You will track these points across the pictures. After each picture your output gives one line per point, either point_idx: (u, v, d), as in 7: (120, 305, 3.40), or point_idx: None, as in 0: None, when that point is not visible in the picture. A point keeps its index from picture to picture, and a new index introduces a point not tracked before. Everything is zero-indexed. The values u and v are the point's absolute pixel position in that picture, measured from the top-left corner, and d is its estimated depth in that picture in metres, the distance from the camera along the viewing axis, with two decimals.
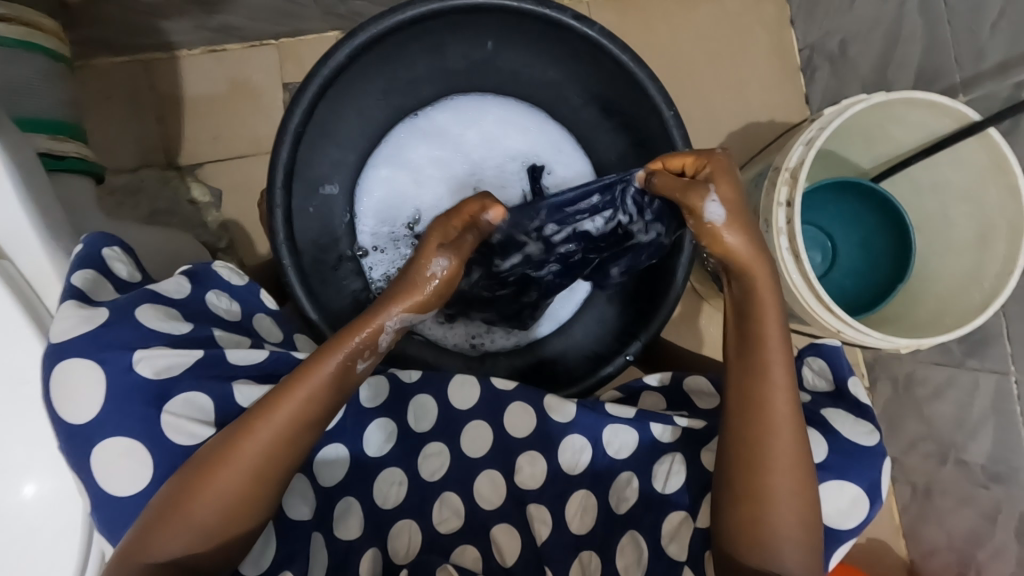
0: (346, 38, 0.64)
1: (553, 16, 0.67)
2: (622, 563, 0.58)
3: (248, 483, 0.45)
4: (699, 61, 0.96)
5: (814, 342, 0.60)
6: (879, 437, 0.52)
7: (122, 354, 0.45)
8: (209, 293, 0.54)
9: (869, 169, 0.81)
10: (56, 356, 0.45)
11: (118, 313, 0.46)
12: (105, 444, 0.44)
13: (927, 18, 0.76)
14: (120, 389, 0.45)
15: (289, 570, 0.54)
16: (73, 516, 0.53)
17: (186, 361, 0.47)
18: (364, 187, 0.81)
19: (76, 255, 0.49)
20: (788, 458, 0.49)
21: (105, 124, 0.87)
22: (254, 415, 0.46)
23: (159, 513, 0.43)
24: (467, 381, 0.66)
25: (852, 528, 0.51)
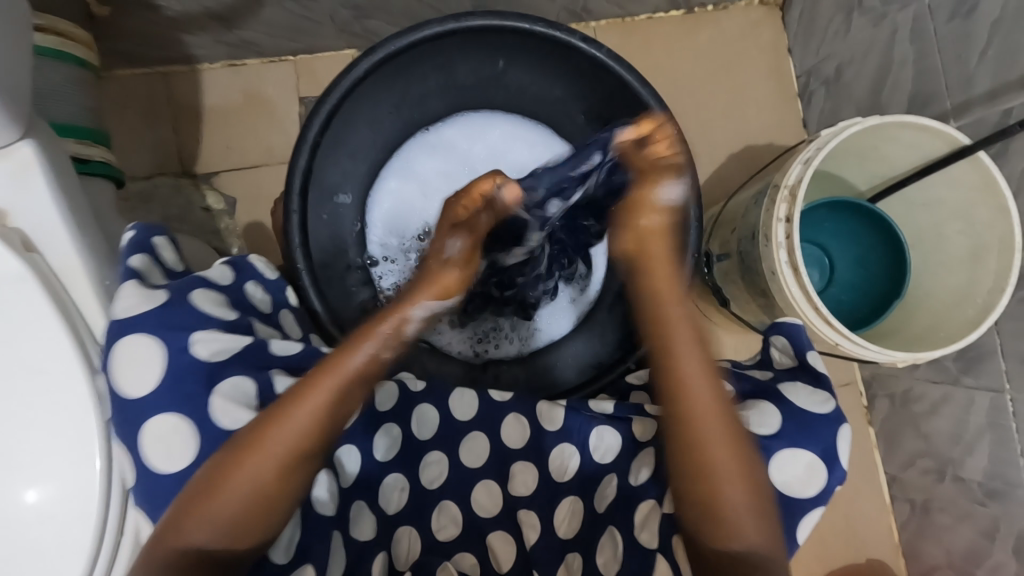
0: (365, 53, 0.67)
1: (562, 38, 0.70)
2: (601, 560, 0.58)
3: (275, 473, 0.49)
4: (700, 84, 1.00)
5: (774, 320, 0.60)
6: (834, 404, 0.54)
7: (180, 335, 0.48)
8: (248, 283, 0.57)
9: (865, 191, 0.84)
10: (115, 334, 0.47)
11: (177, 297, 0.49)
12: (156, 420, 0.46)
13: (919, 46, 0.80)
14: (177, 368, 0.47)
15: (309, 565, 0.52)
16: (80, 525, 0.51)
17: (239, 347, 0.50)
18: (376, 199, 0.83)
19: (127, 241, 0.51)
20: (722, 453, 0.52)
21: (126, 132, 0.90)
22: (278, 409, 0.49)
23: (188, 501, 0.46)
24: (466, 393, 0.66)
25: (813, 497, 0.52)
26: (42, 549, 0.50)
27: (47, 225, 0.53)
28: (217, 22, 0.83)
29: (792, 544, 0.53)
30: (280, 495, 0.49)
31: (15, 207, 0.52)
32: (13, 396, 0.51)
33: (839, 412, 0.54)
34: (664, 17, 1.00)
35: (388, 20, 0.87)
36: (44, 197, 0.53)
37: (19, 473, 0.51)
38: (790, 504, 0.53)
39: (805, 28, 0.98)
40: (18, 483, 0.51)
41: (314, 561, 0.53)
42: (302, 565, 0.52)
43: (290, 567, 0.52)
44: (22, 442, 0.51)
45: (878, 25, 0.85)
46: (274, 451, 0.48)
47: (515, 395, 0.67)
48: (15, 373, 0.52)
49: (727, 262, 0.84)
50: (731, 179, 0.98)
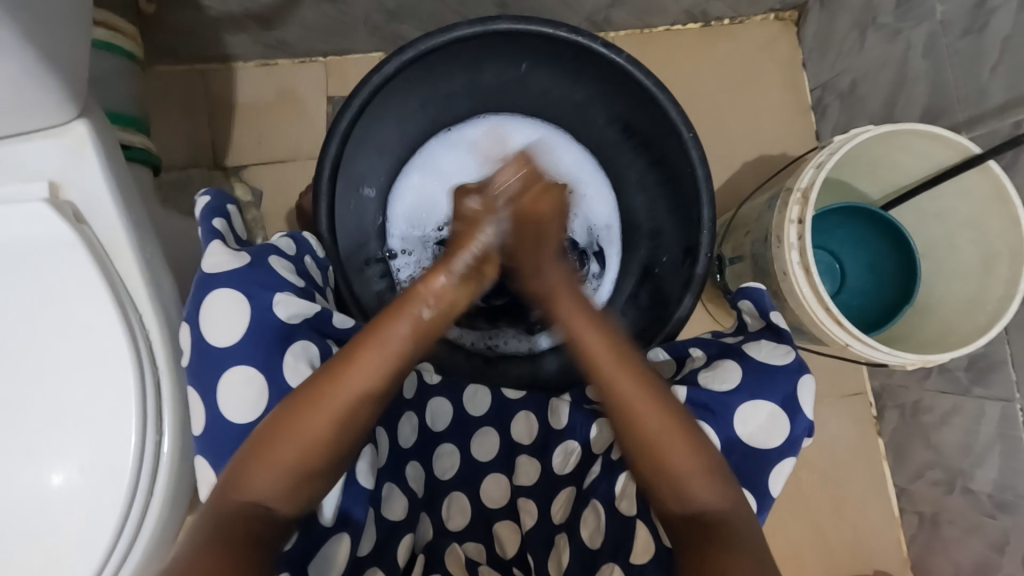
0: (396, 51, 0.70)
1: (584, 43, 0.72)
2: (585, 531, 0.58)
3: (330, 431, 0.49)
4: (716, 94, 1.03)
5: (737, 287, 0.63)
6: (794, 356, 0.58)
7: (264, 294, 0.52)
8: (306, 258, 0.64)
9: (877, 200, 0.86)
10: (205, 285, 0.52)
11: (259, 259, 0.54)
12: (233, 371, 0.50)
13: (932, 61, 0.82)
14: (260, 324, 0.51)
15: (346, 533, 0.53)
16: (111, 491, 0.53)
17: (313, 313, 0.55)
18: (398, 193, 0.86)
19: (204, 205, 0.57)
20: (652, 424, 0.52)
21: (163, 124, 0.94)
22: (334, 365, 0.51)
23: (250, 455, 0.47)
24: (479, 389, 0.69)
25: (778, 446, 0.56)
26: (74, 507, 0.52)
27: (97, 200, 0.57)
28: (255, 22, 0.87)
29: (765, 497, 0.55)
30: (337, 452, 0.50)
31: (68, 178, 0.56)
32: (54, 364, 0.54)
33: (800, 363, 0.58)
34: (682, 30, 1.03)
35: (417, 25, 0.91)
36: (96, 172, 0.57)
37: (60, 431, 0.53)
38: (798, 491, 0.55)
39: (820, 44, 1.00)
40: (58, 449, 0.53)
41: (350, 530, 0.53)
42: (339, 534, 0.53)
43: (328, 531, 0.52)
44: (63, 403, 0.54)
45: (891, 41, 0.87)
46: (333, 407, 0.49)
47: (528, 392, 0.70)
48: (58, 343, 0.54)
49: (741, 264, 0.86)
50: (743, 187, 1.01)
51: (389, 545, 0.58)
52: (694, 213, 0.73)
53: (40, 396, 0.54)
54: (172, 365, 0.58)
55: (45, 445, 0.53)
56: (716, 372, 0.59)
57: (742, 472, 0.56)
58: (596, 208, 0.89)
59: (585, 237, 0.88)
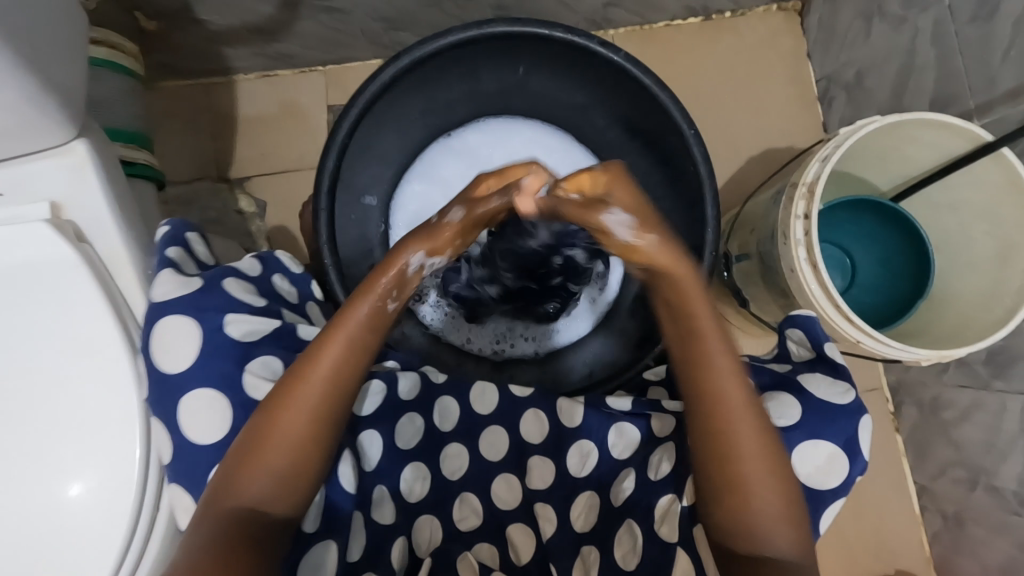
0: (391, 59, 0.70)
1: (581, 43, 0.71)
2: (619, 551, 0.59)
3: (307, 433, 0.49)
4: (719, 89, 1.01)
5: (789, 314, 0.61)
6: (854, 396, 0.54)
7: (216, 315, 0.51)
8: (275, 276, 0.62)
9: (887, 191, 0.84)
10: (157, 314, 0.51)
11: (212, 282, 0.53)
12: (193, 393, 0.50)
13: (940, 48, 0.80)
14: (212, 345, 0.51)
15: (334, 539, 0.54)
16: (121, 507, 0.54)
17: (269, 329, 0.54)
18: (399, 200, 0.86)
19: (162, 234, 0.57)
20: (757, 446, 0.49)
21: (167, 140, 0.95)
22: (299, 367, 0.50)
23: (231, 468, 0.47)
24: (487, 388, 0.67)
25: (835, 487, 0.53)
26: (87, 522, 0.53)
27: (99, 220, 0.57)
28: (253, 35, 0.87)
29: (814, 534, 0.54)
30: (320, 443, 0.49)
31: (70, 199, 0.57)
32: (65, 379, 0.55)
33: (859, 401, 0.54)
34: (682, 25, 1.02)
35: (414, 31, 0.91)
36: (96, 192, 0.57)
37: (72, 447, 0.54)
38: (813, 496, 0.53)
39: (825, 34, 0.98)
40: (70, 467, 0.54)
41: (337, 538, 0.54)
42: (326, 540, 0.54)
43: (314, 537, 0.53)
44: (72, 419, 0.55)
45: (898, 28, 0.85)
46: (306, 409, 0.49)
47: (535, 390, 0.67)
48: (69, 358, 0.55)
49: (747, 263, 0.85)
50: (748, 183, 0.99)
51: (383, 549, 0.59)
52: (698, 211, 0.72)
53: (50, 412, 0.55)
54: None
55: (59, 461, 0.54)
56: (772, 406, 0.55)
57: None
58: None
59: None
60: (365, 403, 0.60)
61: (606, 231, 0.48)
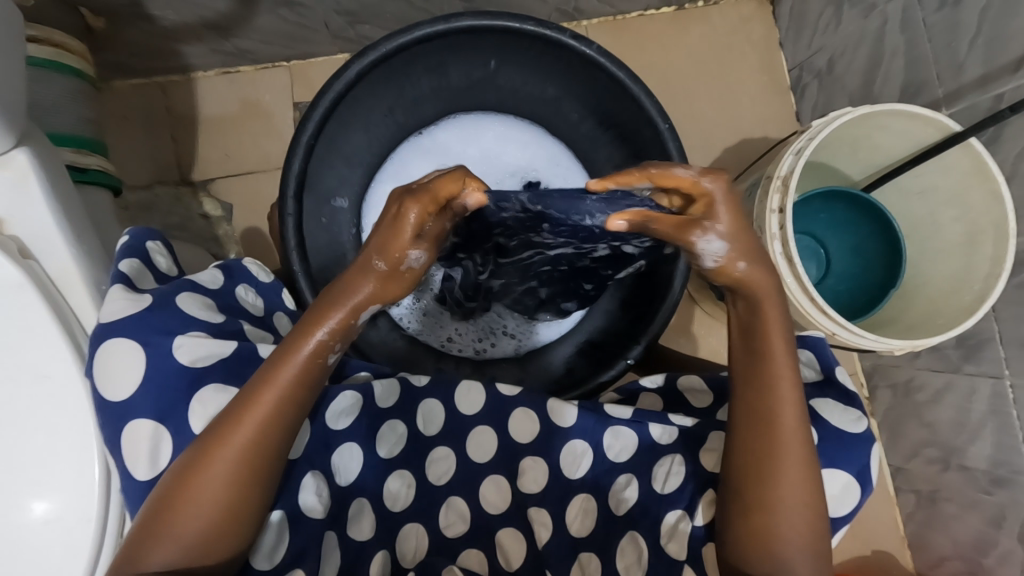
0: (357, 56, 0.67)
1: (552, 36, 0.70)
2: (623, 563, 0.59)
3: (240, 474, 0.47)
4: (692, 80, 1.00)
5: (800, 334, 0.62)
6: (867, 424, 0.55)
7: (164, 339, 0.49)
8: (239, 287, 0.59)
9: (858, 180, 0.84)
10: (103, 336, 0.49)
11: (161, 299, 0.51)
12: (134, 424, 0.48)
13: (908, 36, 0.80)
14: (156, 372, 0.49)
15: (300, 568, 0.54)
16: (84, 533, 0.51)
17: (216, 353, 0.51)
18: (372, 201, 0.84)
19: (122, 245, 0.54)
20: (796, 475, 0.50)
21: (123, 143, 0.91)
22: (240, 400, 0.48)
23: (163, 505, 0.46)
24: (472, 387, 0.66)
25: (844, 514, 0.54)
26: (48, 548, 0.51)
27: (46, 234, 0.54)
28: (209, 30, 0.84)
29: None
30: (257, 487, 0.48)
31: (12, 213, 0.54)
32: (23, 399, 0.52)
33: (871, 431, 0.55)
34: (654, 15, 1.00)
35: (381, 24, 0.88)
36: (40, 205, 0.54)
37: (27, 475, 0.52)
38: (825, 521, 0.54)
39: (795, 22, 0.98)
40: (25, 497, 0.51)
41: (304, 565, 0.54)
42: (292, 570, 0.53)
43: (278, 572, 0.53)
44: (23, 446, 0.52)
45: (867, 16, 0.85)
46: (238, 448, 0.47)
47: (523, 389, 0.66)
48: (22, 378, 0.52)
49: None
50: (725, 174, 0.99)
51: (361, 562, 0.58)
52: None
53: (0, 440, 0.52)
54: None
55: (15, 487, 0.51)
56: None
57: None
58: None
59: None
60: (341, 418, 0.59)
61: (697, 254, 0.49)
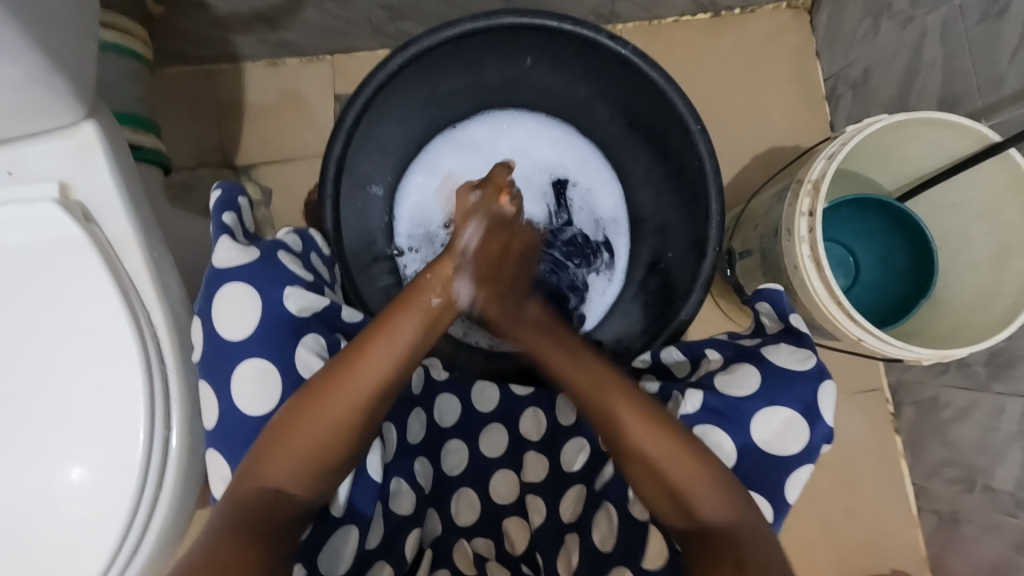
0: (399, 48, 0.70)
1: (588, 36, 0.71)
2: (598, 535, 0.56)
3: (349, 420, 0.50)
4: (725, 86, 1.01)
5: (757, 288, 0.61)
6: (814, 361, 0.56)
7: (276, 288, 0.53)
8: (315, 253, 0.64)
9: (891, 190, 0.84)
10: (216, 279, 0.53)
11: (269, 253, 0.55)
12: (245, 364, 0.51)
13: (948, 47, 0.79)
14: (271, 318, 0.52)
15: (355, 526, 0.54)
16: (124, 484, 0.54)
17: (321, 307, 0.56)
18: (405, 191, 0.87)
19: (217, 198, 0.57)
20: (652, 443, 0.51)
21: (173, 125, 0.96)
22: (350, 355, 0.51)
23: (268, 443, 0.48)
24: (487, 385, 0.69)
25: (797, 453, 0.54)
26: (87, 498, 0.54)
27: (106, 201, 0.58)
28: (260, 21, 0.88)
29: (781, 504, 0.54)
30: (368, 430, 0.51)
31: (77, 178, 0.58)
32: (75, 354, 0.56)
33: (821, 368, 0.56)
34: (689, 21, 1.01)
35: (421, 21, 0.91)
36: (103, 174, 0.58)
37: (74, 426, 0.55)
38: (777, 463, 0.54)
39: (832, 33, 0.98)
40: (73, 446, 0.55)
41: (359, 523, 0.54)
42: (348, 526, 0.54)
43: (337, 521, 0.53)
44: (71, 397, 0.55)
45: (906, 28, 0.85)
46: (358, 392, 0.50)
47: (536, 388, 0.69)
48: (74, 334, 0.56)
49: (749, 259, 0.85)
50: (751, 181, 0.99)
51: (398, 539, 0.59)
52: (701, 207, 0.72)
53: (55, 392, 0.55)
54: (179, 360, 0.59)
55: (63, 437, 0.55)
56: (733, 375, 0.57)
57: (756, 476, 0.54)
58: (602, 201, 0.88)
59: (591, 229, 0.88)
60: None
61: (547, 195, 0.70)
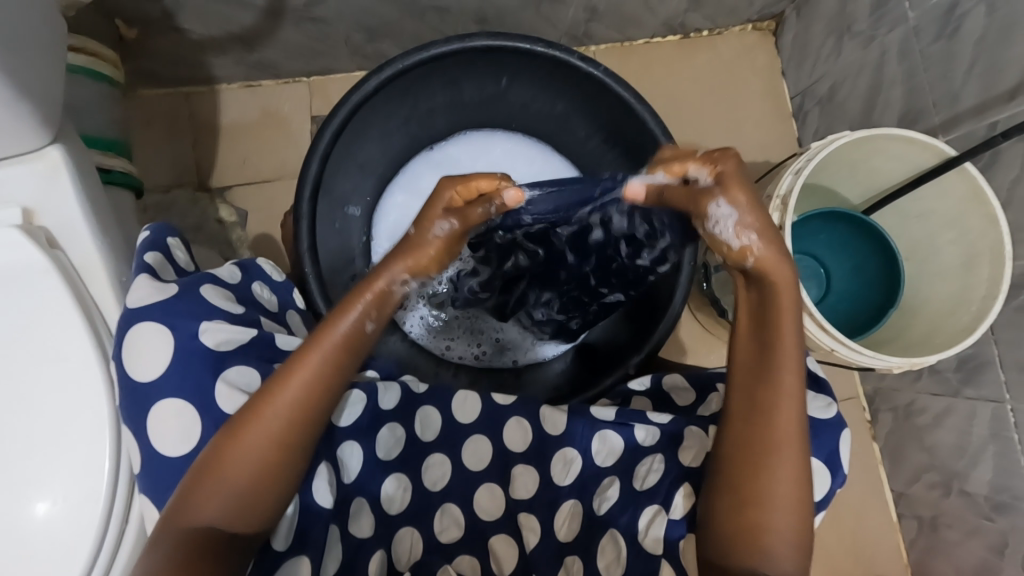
0: (375, 70, 0.70)
1: (562, 57, 0.73)
2: (603, 562, 0.59)
3: (275, 449, 0.49)
4: (697, 104, 1.04)
5: None
6: (835, 409, 0.56)
7: (190, 323, 0.51)
8: (255, 284, 0.61)
9: (858, 204, 0.86)
10: (130, 320, 0.51)
11: (188, 288, 0.53)
12: (162, 404, 0.49)
13: (907, 66, 0.83)
14: (186, 354, 0.50)
15: (305, 556, 0.53)
16: (88, 518, 0.52)
17: (243, 339, 0.53)
18: (383, 211, 0.86)
19: (142, 240, 0.56)
20: (788, 465, 0.51)
21: (147, 148, 0.95)
22: (275, 379, 0.50)
23: (195, 481, 0.47)
24: (467, 397, 0.66)
25: (816, 500, 0.54)
26: (50, 534, 0.52)
27: (73, 226, 0.57)
28: (236, 44, 0.88)
29: None
30: (291, 460, 0.50)
31: (42, 203, 0.57)
32: (39, 383, 0.54)
33: (841, 416, 0.56)
34: (660, 42, 1.04)
35: (398, 42, 0.92)
36: (70, 199, 0.57)
37: (38, 458, 0.53)
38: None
39: (798, 52, 1.01)
40: (34, 480, 0.52)
41: (309, 552, 0.54)
42: (297, 556, 0.53)
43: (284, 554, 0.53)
44: (35, 429, 0.53)
45: (866, 47, 0.89)
46: (277, 415, 0.49)
47: (518, 398, 0.67)
48: (40, 362, 0.54)
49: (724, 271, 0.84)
50: None
51: (359, 561, 0.58)
52: None
53: (14, 423, 0.53)
54: None
55: (24, 470, 0.53)
56: None
57: None
58: None
59: None
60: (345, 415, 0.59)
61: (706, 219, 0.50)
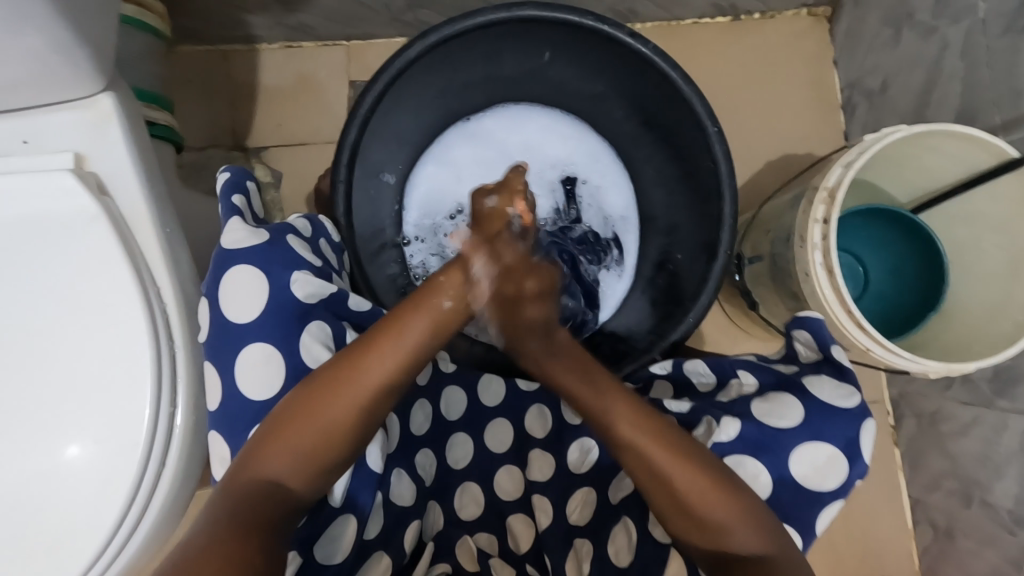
0: (418, 36, 0.69)
1: (608, 31, 0.71)
2: (612, 547, 0.56)
3: (351, 418, 0.49)
4: (742, 90, 1.00)
5: (798, 315, 0.60)
6: (857, 400, 0.56)
7: (283, 273, 0.53)
8: (322, 240, 0.64)
9: (905, 203, 0.84)
10: (226, 261, 0.53)
11: (276, 237, 0.55)
12: (250, 348, 0.51)
13: (969, 61, 0.79)
14: (278, 302, 0.52)
15: (354, 515, 0.54)
16: (126, 460, 0.54)
17: (328, 294, 0.55)
18: (415, 181, 0.86)
19: (224, 181, 0.57)
20: (691, 458, 0.50)
21: (186, 105, 0.95)
22: (352, 354, 0.50)
23: (268, 434, 0.48)
24: (493, 380, 0.69)
25: (832, 489, 0.54)
26: (89, 472, 0.54)
27: (121, 176, 0.58)
28: (277, 3, 0.87)
29: (809, 535, 0.54)
30: (358, 431, 0.49)
31: (92, 151, 0.58)
32: (82, 327, 0.56)
33: (863, 406, 0.56)
34: (707, 24, 1.01)
35: (440, 10, 0.91)
36: (118, 148, 0.58)
37: (81, 398, 0.55)
38: (810, 495, 0.54)
39: (851, 42, 0.97)
40: (77, 420, 0.54)
41: (357, 512, 0.54)
42: (347, 515, 0.54)
43: (336, 511, 0.53)
44: (78, 371, 0.55)
45: (927, 39, 0.85)
46: (357, 387, 0.49)
47: (542, 386, 0.69)
48: (83, 307, 0.56)
49: (759, 265, 0.85)
50: (763, 188, 0.99)
51: (398, 529, 0.59)
52: (714, 209, 0.72)
53: (58, 364, 0.55)
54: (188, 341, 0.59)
55: (67, 409, 0.54)
56: (773, 405, 0.56)
57: (788, 508, 0.54)
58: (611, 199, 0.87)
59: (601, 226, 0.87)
60: None
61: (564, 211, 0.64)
